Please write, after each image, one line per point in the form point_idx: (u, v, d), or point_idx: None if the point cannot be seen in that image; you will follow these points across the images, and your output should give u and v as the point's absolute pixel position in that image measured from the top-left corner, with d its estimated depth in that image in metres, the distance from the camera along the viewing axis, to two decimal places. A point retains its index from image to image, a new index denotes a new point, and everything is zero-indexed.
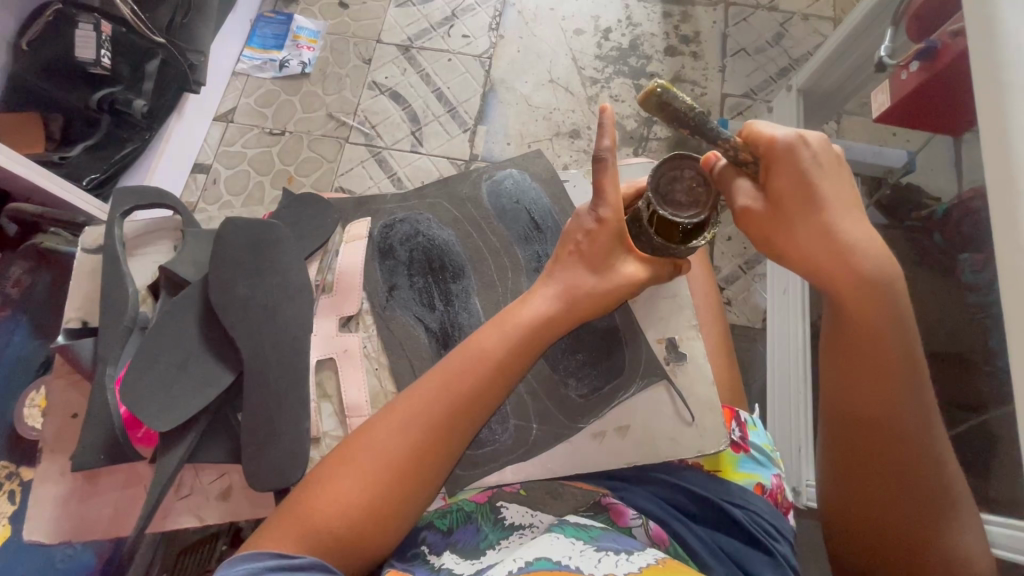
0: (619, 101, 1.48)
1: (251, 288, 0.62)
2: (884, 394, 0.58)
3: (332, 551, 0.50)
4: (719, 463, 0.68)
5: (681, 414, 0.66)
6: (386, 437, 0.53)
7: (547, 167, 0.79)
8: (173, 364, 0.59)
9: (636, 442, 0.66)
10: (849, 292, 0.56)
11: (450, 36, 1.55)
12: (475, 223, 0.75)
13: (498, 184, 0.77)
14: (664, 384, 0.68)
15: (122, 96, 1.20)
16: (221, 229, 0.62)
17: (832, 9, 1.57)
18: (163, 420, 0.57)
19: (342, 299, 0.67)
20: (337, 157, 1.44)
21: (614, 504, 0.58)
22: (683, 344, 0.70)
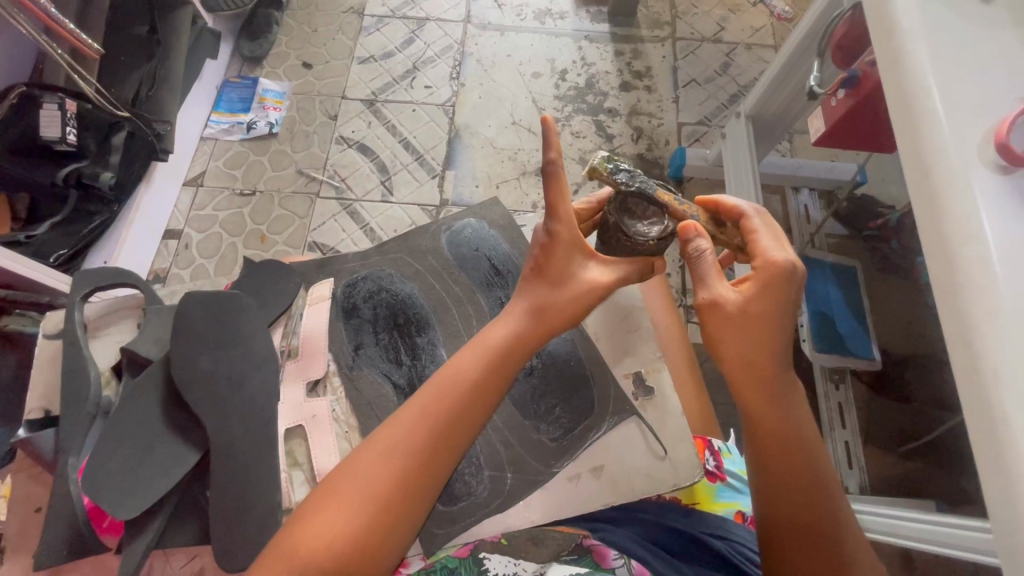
0: (581, 138, 1.53)
1: (214, 363, 0.61)
2: (777, 405, 0.59)
3: None
4: (696, 496, 0.68)
5: (653, 449, 0.66)
6: (368, 469, 0.52)
7: (503, 213, 0.81)
8: (138, 447, 0.58)
9: (610, 483, 0.65)
10: (730, 324, 0.59)
11: (412, 88, 1.60)
12: (437, 274, 0.76)
13: (456, 233, 0.79)
14: (633, 421, 0.68)
15: (89, 170, 1.21)
16: (180, 301, 0.62)
17: (772, 38, 1.67)
18: (126, 508, 0.55)
19: (309, 362, 0.67)
20: (309, 212, 1.45)
21: (596, 545, 0.59)
22: (650, 377, 0.71)
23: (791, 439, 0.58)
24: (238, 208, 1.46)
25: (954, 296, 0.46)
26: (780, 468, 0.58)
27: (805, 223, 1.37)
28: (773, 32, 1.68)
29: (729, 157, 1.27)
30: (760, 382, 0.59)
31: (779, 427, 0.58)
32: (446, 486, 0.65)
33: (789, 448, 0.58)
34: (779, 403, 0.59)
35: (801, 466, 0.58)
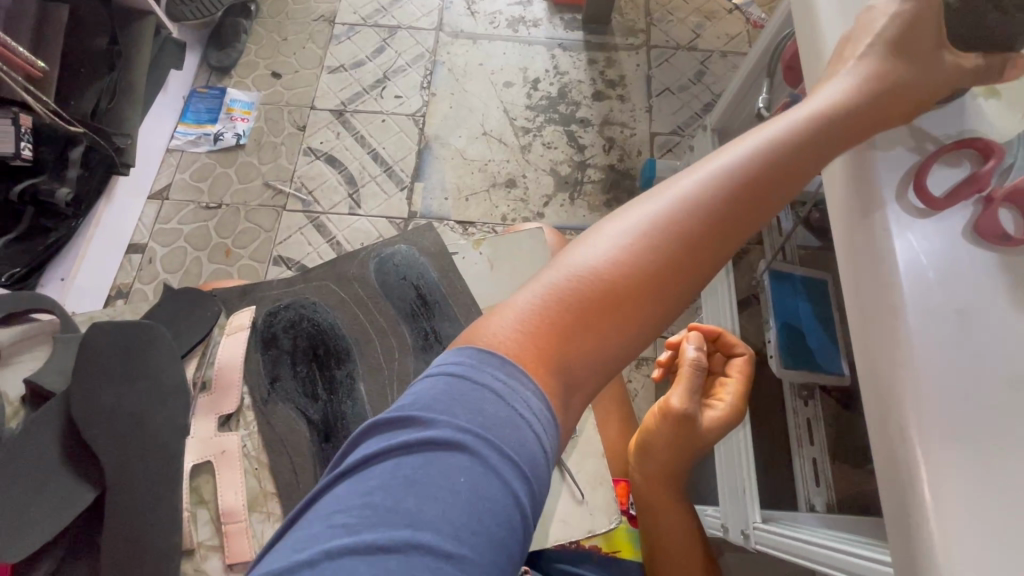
0: (552, 148, 1.51)
1: (117, 399, 0.59)
2: (660, 505, 0.73)
3: (567, 341, 0.45)
4: (617, 543, 0.75)
5: (573, 494, 0.66)
6: (653, 228, 0.48)
7: (434, 241, 0.81)
8: (28, 486, 0.56)
9: (526, 532, 0.64)
10: (674, 444, 0.70)
11: (382, 98, 1.58)
12: (362, 303, 0.76)
13: (385, 260, 0.79)
14: (553, 465, 0.67)
15: (46, 186, 1.19)
16: (84, 334, 0.59)
17: (748, 45, 1.65)
18: (12, 551, 0.53)
19: (221, 398, 0.66)
20: (276, 226, 1.43)
21: None
22: (572, 417, 0.70)
23: (672, 533, 0.72)
24: (203, 222, 1.44)
25: (878, 352, 0.47)
26: (663, 554, 0.72)
27: (776, 234, 1.36)
28: (749, 40, 1.66)
29: None
30: (648, 485, 0.74)
31: (657, 522, 0.73)
32: None
33: (671, 539, 0.72)
34: (660, 503, 0.73)
35: (681, 555, 0.72)
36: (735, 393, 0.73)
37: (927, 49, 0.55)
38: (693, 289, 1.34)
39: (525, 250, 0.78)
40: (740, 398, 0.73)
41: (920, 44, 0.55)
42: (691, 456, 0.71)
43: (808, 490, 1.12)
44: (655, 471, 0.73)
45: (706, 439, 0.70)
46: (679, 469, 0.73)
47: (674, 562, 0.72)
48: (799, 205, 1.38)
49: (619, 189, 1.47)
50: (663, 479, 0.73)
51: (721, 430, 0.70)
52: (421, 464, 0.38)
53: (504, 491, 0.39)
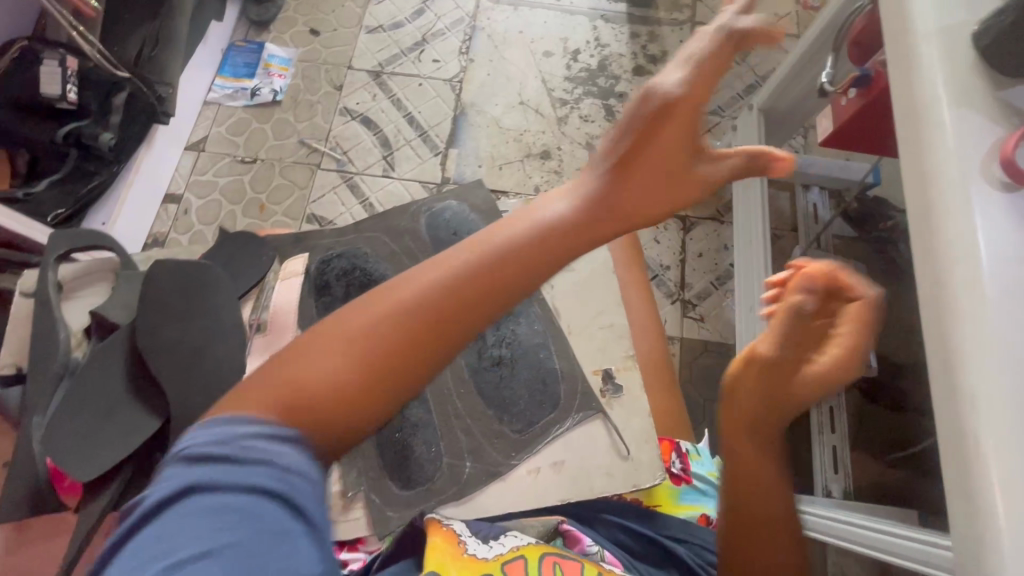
0: (589, 121, 1.50)
1: (179, 333, 0.61)
2: (760, 488, 0.57)
3: (319, 421, 0.42)
4: (659, 498, 0.68)
5: (617, 449, 0.69)
6: (408, 294, 0.44)
7: (485, 196, 0.85)
8: (99, 412, 0.59)
9: (570, 478, 0.68)
10: (765, 396, 0.59)
11: (420, 62, 1.57)
12: (414, 256, 0.79)
13: (435, 215, 0.82)
14: (598, 418, 0.72)
15: (89, 130, 1.21)
16: (150, 271, 0.63)
17: (796, 26, 1.60)
18: (85, 470, 0.56)
19: (276, 338, 0.67)
20: (310, 183, 1.44)
21: (569, 530, 0.59)
22: (620, 375, 0.75)
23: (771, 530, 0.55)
24: (238, 176, 1.45)
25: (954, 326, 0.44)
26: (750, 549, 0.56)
27: (812, 222, 1.34)
28: (798, 21, 1.61)
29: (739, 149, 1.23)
30: (743, 461, 0.58)
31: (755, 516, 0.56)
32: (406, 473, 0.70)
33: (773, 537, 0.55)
34: (757, 486, 0.57)
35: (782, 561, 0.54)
36: (839, 347, 0.57)
37: (681, 163, 0.53)
38: (724, 272, 1.34)
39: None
40: (855, 353, 0.57)
41: (676, 154, 0.53)
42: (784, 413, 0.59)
43: (825, 475, 1.13)
44: (752, 439, 0.58)
45: (803, 390, 0.58)
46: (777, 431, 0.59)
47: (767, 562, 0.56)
48: (839, 193, 1.35)
49: None
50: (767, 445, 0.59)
51: (822, 386, 0.57)
52: (218, 472, 0.38)
53: (276, 498, 0.39)
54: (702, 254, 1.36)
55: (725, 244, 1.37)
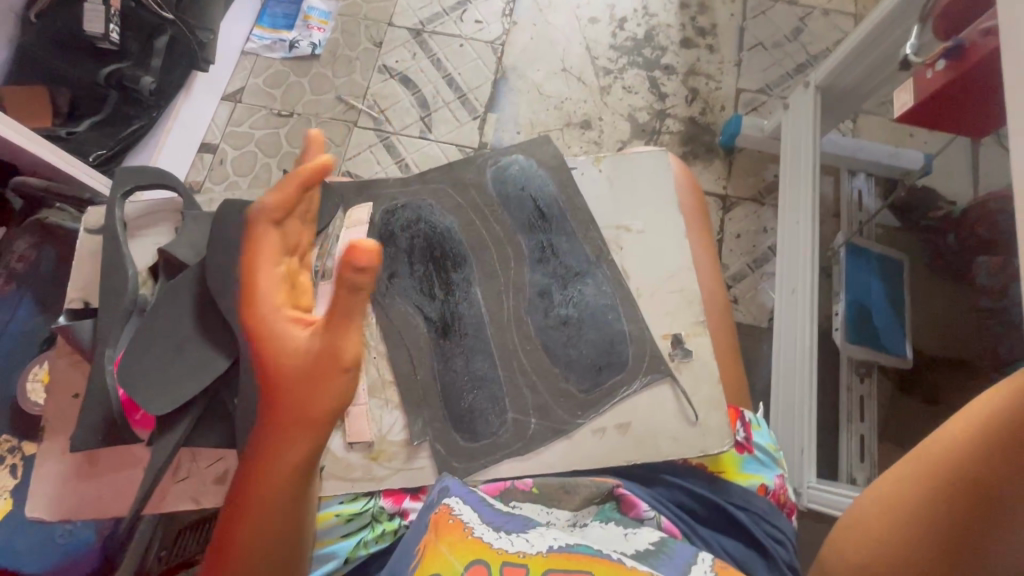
0: (632, 93, 1.46)
1: None
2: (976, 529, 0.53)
3: None
4: (722, 464, 0.69)
5: (685, 414, 0.67)
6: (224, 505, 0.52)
7: (555, 153, 0.79)
8: (170, 348, 0.60)
9: (635, 439, 0.67)
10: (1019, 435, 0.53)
11: (462, 22, 1.53)
12: (479, 209, 0.77)
13: (503, 168, 0.79)
14: (667, 381, 0.69)
15: (131, 72, 1.19)
16: (218, 211, 0.63)
17: (854, 4, 1.53)
18: (160, 403, 0.58)
19: None
20: (346, 140, 1.43)
21: (626, 495, 0.64)
22: (690, 340, 0.71)
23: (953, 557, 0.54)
24: (275, 129, 1.44)
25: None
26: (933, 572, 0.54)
27: (856, 210, 1.29)
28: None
29: (789, 133, 1.22)
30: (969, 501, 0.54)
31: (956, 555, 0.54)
32: (469, 424, 0.68)
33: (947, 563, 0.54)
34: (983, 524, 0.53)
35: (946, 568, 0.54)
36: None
37: (343, 327, 0.47)
38: (763, 255, 1.32)
39: (646, 171, 0.78)
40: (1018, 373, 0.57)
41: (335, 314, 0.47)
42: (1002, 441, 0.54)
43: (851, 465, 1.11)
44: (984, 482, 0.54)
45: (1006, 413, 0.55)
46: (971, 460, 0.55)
47: None
48: (890, 180, 1.31)
49: (697, 143, 1.42)
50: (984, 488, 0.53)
51: None
52: None
53: None
54: (741, 235, 1.34)
55: (764, 227, 1.35)
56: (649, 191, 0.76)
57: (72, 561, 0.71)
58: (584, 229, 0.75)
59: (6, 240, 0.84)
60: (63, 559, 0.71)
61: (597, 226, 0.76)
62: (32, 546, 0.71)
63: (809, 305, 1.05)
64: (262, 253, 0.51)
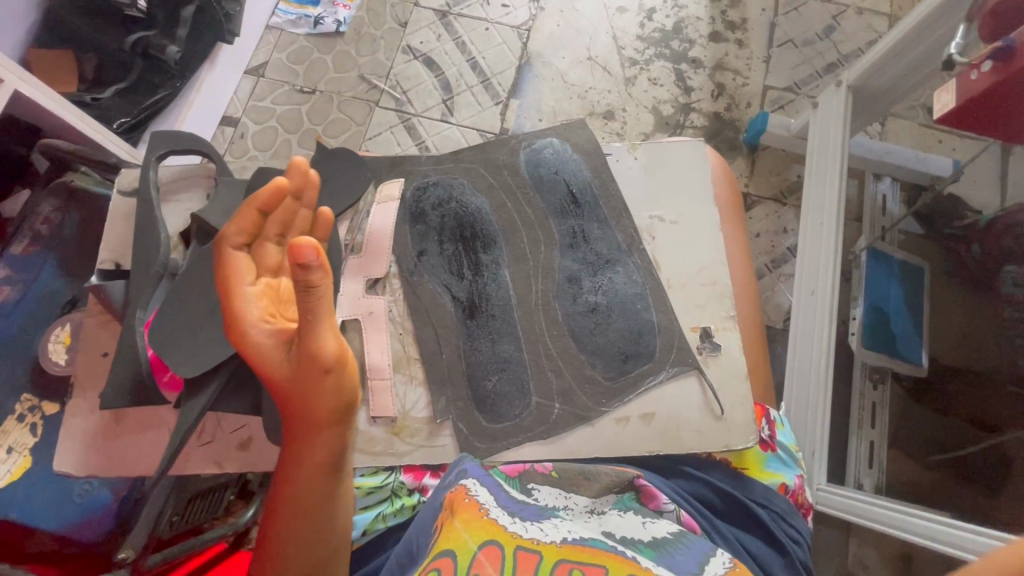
0: (657, 85, 1.44)
1: None
2: None
3: None
4: (746, 461, 0.70)
5: (712, 408, 0.69)
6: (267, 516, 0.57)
7: (591, 137, 0.80)
8: (202, 313, 0.63)
9: (658, 430, 0.68)
10: None
11: (488, 5, 1.51)
12: (511, 192, 0.77)
13: (536, 152, 0.79)
14: (694, 375, 0.69)
15: (157, 41, 1.19)
16: (252, 178, 0.68)
17: (889, 4, 1.50)
18: (188, 366, 0.61)
19: (371, 261, 0.71)
20: (367, 120, 1.42)
21: (646, 486, 0.63)
22: (718, 334, 0.71)
23: None
24: (296, 105, 1.43)
25: None
26: None
27: (879, 214, 1.28)
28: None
29: (818, 132, 1.20)
30: None
31: None
32: (492, 406, 0.68)
33: None
34: None
35: None
36: None
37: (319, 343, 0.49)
38: (781, 255, 1.31)
39: (682, 163, 0.77)
40: None
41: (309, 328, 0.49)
42: None
43: (858, 468, 1.10)
44: None
45: None
46: None
47: None
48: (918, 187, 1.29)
49: (721, 139, 1.40)
50: None
51: None
52: None
53: None
54: (760, 234, 1.33)
55: (784, 227, 1.33)
56: (686, 182, 0.77)
57: (86, 519, 0.72)
58: (616, 217, 0.76)
59: (30, 202, 0.83)
60: (79, 516, 0.72)
61: (629, 214, 0.76)
62: (50, 504, 0.72)
63: (828, 308, 1.04)
64: (236, 277, 0.53)
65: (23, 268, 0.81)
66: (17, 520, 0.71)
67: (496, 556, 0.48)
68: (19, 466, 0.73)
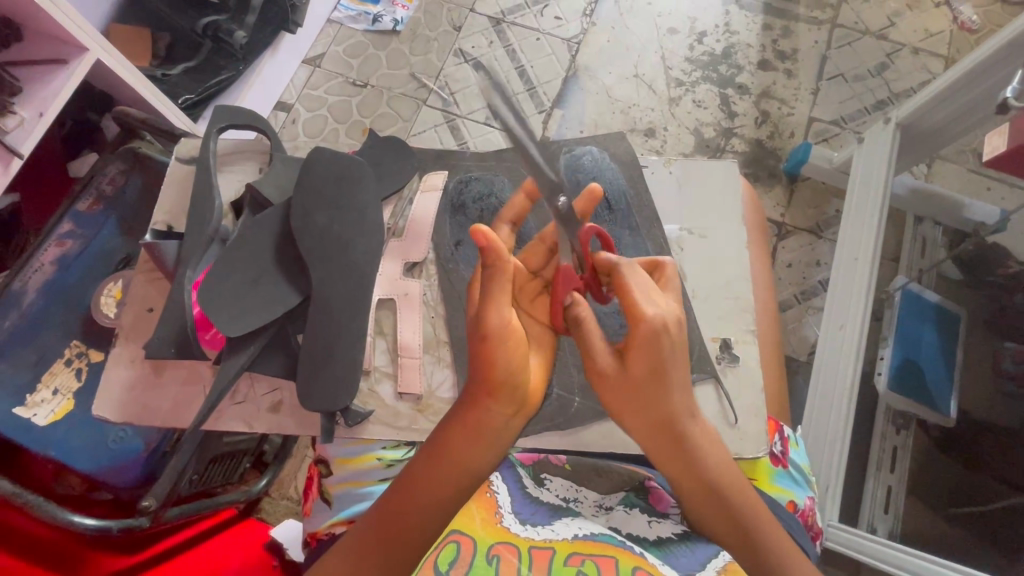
0: (701, 108, 1.45)
1: (331, 219, 0.69)
2: (699, 478, 0.57)
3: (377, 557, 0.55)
4: (757, 473, 0.70)
5: (726, 415, 0.69)
6: (417, 488, 0.57)
7: (630, 149, 0.82)
8: (249, 278, 0.66)
9: None
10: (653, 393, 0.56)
11: (542, 16, 1.54)
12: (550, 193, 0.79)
13: (575, 159, 0.80)
14: (712, 383, 0.70)
15: (226, 26, 1.26)
16: (310, 156, 0.70)
17: (946, 47, 1.48)
18: (233, 326, 0.64)
19: (411, 246, 0.74)
20: (413, 116, 1.46)
21: (654, 488, 0.64)
22: (737, 346, 0.73)
23: (715, 501, 0.57)
24: (347, 97, 1.49)
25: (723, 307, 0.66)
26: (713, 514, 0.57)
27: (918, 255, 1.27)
28: (951, 41, 1.48)
29: (860, 168, 1.19)
30: (679, 441, 0.57)
31: (715, 504, 0.57)
32: None
33: (710, 500, 0.57)
34: (691, 470, 0.57)
35: (716, 493, 0.57)
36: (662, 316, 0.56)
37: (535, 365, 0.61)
38: (811, 287, 1.29)
39: (715, 181, 0.80)
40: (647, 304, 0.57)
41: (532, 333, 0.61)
42: (668, 411, 0.57)
43: (872, 514, 1.07)
44: (667, 438, 0.57)
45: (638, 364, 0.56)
46: (677, 411, 0.57)
47: (724, 527, 0.57)
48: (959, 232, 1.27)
49: (761, 166, 1.40)
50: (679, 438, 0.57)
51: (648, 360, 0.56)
52: None
53: None
54: (792, 264, 1.32)
55: (818, 259, 1.32)
56: (719, 200, 0.78)
57: (118, 465, 0.76)
58: (648, 227, 0.77)
59: (97, 164, 0.88)
60: (111, 462, 0.76)
61: (661, 226, 0.77)
62: (86, 448, 0.76)
63: (856, 343, 1.03)
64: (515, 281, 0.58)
65: (85, 224, 0.86)
66: (55, 457, 0.75)
67: (512, 558, 0.50)
68: (61, 409, 0.77)
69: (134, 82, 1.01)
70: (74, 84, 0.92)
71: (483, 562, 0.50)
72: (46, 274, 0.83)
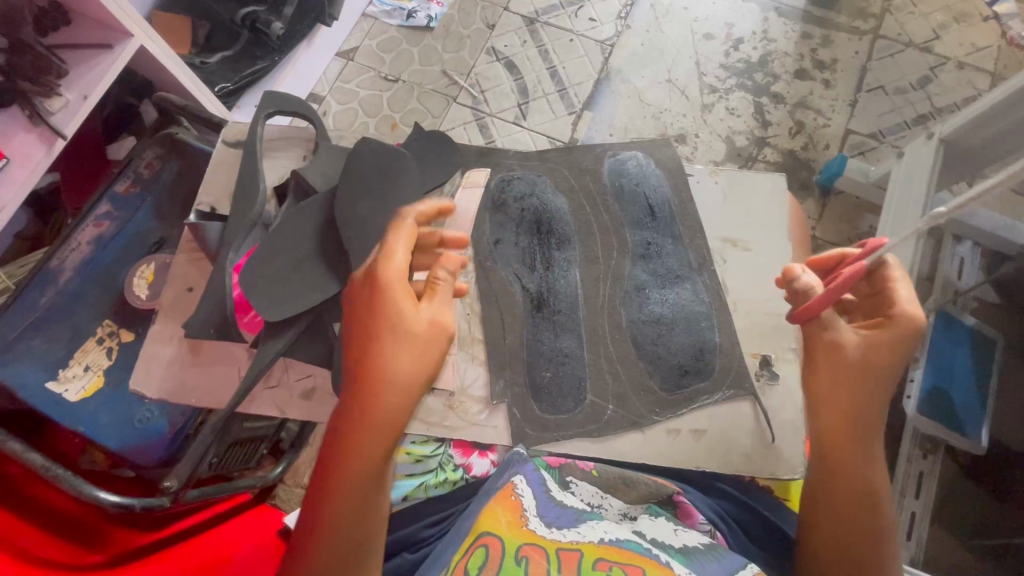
0: (734, 115, 1.43)
1: (372, 210, 0.69)
2: (844, 479, 0.59)
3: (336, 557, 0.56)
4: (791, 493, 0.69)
5: (763, 433, 0.69)
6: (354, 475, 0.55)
7: (674, 156, 0.81)
8: (289, 265, 0.67)
9: (709, 448, 0.68)
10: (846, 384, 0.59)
11: (576, 17, 1.53)
12: (590, 196, 0.79)
13: (620, 163, 0.81)
14: (750, 401, 0.70)
15: (264, 17, 1.27)
16: (356, 146, 0.70)
17: (993, 62, 1.43)
18: (272, 312, 0.65)
19: None
20: (443, 113, 1.47)
21: (683, 503, 0.64)
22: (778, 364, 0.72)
23: (859, 505, 0.59)
24: (380, 91, 1.49)
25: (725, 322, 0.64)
26: (839, 512, 0.59)
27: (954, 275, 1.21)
28: (998, 56, 1.44)
29: (899, 183, 1.16)
30: (845, 431, 0.59)
31: (853, 506, 0.59)
32: (550, 397, 0.70)
33: (847, 504, 0.59)
34: (844, 473, 0.59)
35: (857, 500, 0.59)
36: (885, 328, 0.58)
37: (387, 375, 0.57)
38: None
39: (761, 193, 0.79)
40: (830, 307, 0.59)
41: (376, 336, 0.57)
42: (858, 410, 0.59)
43: None
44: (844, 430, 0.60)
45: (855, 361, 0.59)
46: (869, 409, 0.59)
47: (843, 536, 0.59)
48: None
49: (793, 177, 1.37)
50: (852, 434, 0.59)
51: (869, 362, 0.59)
52: None
53: None
54: None
55: None
56: (764, 212, 0.78)
57: (144, 444, 0.77)
58: (691, 237, 0.77)
59: (136, 148, 0.90)
60: (138, 440, 0.77)
61: (704, 236, 0.77)
62: (113, 426, 0.77)
63: None
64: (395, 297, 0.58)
65: (123, 206, 0.88)
66: (83, 434, 0.76)
67: (540, 557, 0.50)
68: (91, 386, 0.79)
69: (174, 69, 1.03)
70: (117, 69, 0.94)
71: (510, 563, 0.50)
72: (83, 253, 0.84)
